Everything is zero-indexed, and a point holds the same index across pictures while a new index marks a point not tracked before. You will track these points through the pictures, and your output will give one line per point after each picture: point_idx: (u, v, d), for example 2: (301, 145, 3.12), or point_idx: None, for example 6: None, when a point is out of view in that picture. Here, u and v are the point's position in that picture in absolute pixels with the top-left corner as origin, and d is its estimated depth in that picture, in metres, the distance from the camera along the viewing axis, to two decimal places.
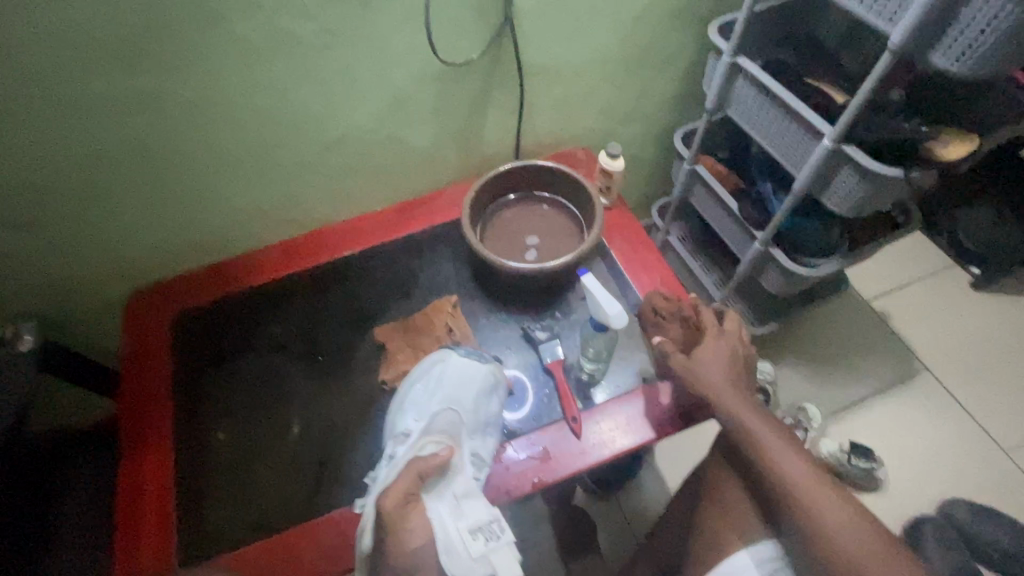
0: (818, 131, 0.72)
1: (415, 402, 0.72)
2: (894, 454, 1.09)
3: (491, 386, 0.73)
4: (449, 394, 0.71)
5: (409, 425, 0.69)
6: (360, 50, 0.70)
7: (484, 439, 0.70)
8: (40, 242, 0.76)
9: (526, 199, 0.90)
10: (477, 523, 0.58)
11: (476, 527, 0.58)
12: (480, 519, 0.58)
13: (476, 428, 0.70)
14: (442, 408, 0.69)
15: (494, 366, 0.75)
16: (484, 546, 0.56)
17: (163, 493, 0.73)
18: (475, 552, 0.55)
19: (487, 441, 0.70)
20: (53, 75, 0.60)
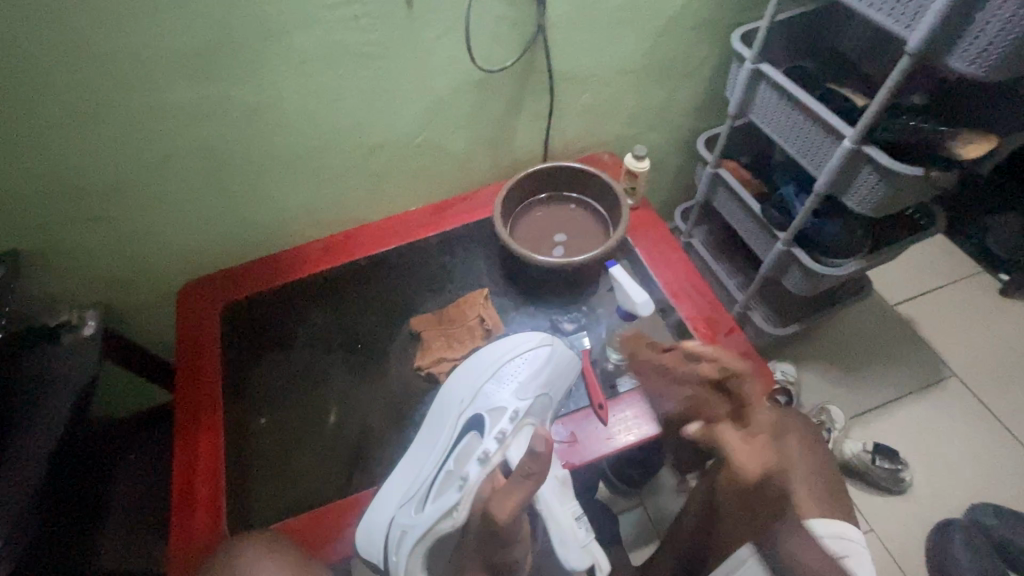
0: (839, 133, 0.75)
1: (513, 377, 0.79)
2: (919, 458, 1.09)
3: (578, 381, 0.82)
4: (545, 379, 0.78)
5: (510, 403, 0.77)
6: (404, 59, 0.76)
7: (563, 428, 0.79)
8: (107, 236, 0.82)
9: (554, 200, 0.94)
10: (579, 511, 0.70)
11: (578, 515, 0.69)
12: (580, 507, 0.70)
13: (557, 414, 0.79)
14: (540, 394, 0.77)
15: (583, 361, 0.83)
16: (587, 535, 0.68)
17: (213, 471, 0.78)
18: (580, 538, 0.67)
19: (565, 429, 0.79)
20: (133, 82, 0.67)
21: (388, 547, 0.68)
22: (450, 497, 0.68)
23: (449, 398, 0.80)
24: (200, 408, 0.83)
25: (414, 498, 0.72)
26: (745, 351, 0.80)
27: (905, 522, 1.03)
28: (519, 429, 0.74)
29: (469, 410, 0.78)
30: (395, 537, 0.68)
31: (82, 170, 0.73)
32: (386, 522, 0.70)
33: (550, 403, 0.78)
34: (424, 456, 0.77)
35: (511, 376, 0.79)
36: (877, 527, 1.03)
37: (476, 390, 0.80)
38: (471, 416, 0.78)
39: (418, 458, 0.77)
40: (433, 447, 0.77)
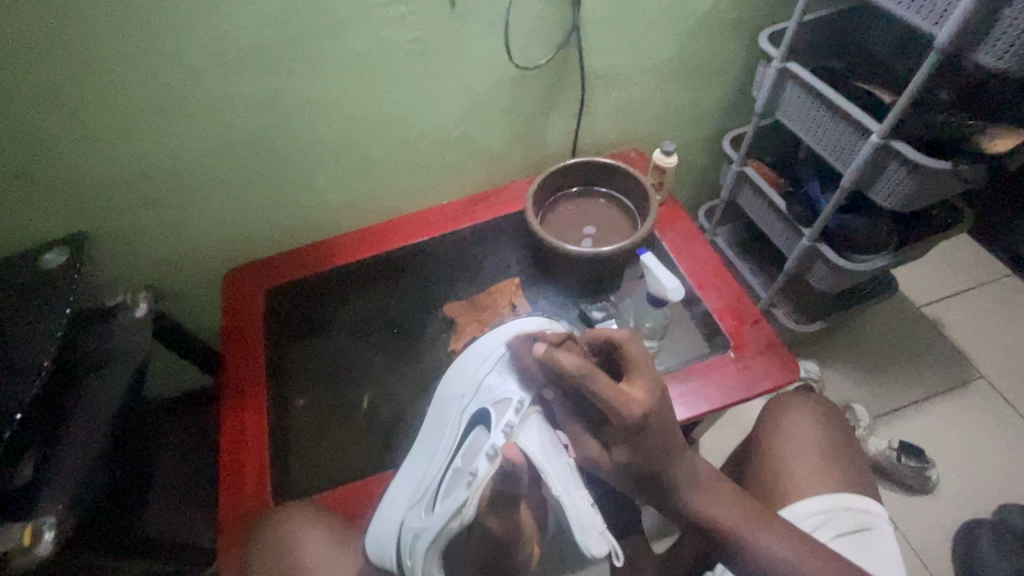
0: (866, 128, 0.77)
1: (514, 365, 0.75)
2: (946, 458, 1.09)
3: None
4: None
5: (515, 390, 0.73)
6: (445, 56, 0.80)
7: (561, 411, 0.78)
8: (162, 222, 0.88)
9: (583, 194, 0.97)
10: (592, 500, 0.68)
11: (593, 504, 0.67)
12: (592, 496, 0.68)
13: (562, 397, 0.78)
14: None
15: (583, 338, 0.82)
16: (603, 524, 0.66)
17: (259, 440, 0.82)
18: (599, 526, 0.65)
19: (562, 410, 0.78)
20: (196, 75, 0.72)
21: (403, 552, 0.66)
22: (458, 496, 0.64)
23: (452, 393, 0.78)
24: (240, 387, 0.87)
25: (426, 500, 0.70)
26: (771, 342, 0.82)
27: (932, 522, 1.03)
28: (527, 418, 0.71)
29: (473, 403, 0.75)
30: (405, 543, 0.66)
31: (145, 158, 0.79)
32: (397, 527, 0.69)
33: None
34: (431, 456, 0.75)
35: (512, 365, 0.76)
36: (903, 525, 1.03)
37: (478, 382, 0.76)
38: (474, 410, 0.75)
39: (424, 460, 0.76)
40: (440, 447, 0.75)
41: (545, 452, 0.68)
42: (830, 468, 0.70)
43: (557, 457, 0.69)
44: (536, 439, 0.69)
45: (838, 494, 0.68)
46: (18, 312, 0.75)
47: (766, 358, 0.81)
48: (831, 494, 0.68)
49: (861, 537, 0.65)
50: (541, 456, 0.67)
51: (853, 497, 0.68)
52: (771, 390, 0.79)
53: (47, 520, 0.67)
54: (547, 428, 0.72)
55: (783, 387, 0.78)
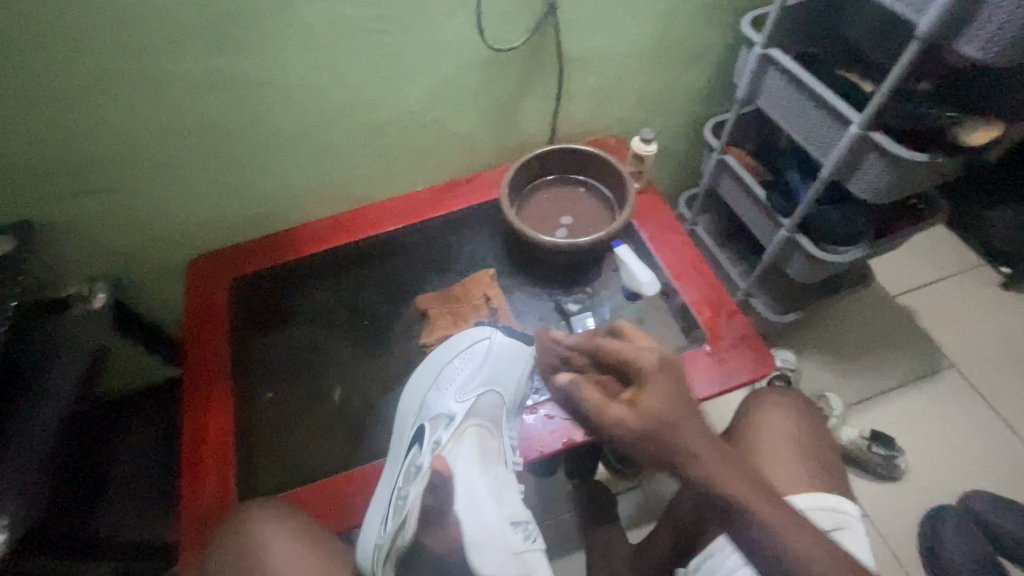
0: (845, 118, 0.76)
1: (452, 380, 0.78)
2: (914, 446, 1.11)
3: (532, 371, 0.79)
4: (487, 375, 0.77)
5: (450, 407, 0.75)
6: (414, 36, 0.76)
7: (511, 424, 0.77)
8: (116, 208, 0.83)
9: (561, 182, 0.94)
10: (517, 517, 0.64)
11: (517, 521, 0.63)
12: (518, 515, 0.65)
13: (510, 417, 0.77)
14: (485, 389, 0.76)
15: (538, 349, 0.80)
16: (521, 542, 0.61)
17: (222, 436, 0.80)
18: (513, 544, 0.60)
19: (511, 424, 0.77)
20: (144, 51, 0.67)
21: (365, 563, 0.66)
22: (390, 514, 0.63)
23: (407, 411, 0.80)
24: (203, 379, 0.85)
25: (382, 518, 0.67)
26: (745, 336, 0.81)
27: (900, 508, 1.05)
28: (461, 434, 0.71)
29: (417, 421, 0.76)
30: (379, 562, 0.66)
31: (93, 141, 0.74)
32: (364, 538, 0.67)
33: (502, 400, 0.76)
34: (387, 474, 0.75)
35: (450, 380, 0.78)
36: (873, 512, 1.05)
37: (422, 400, 0.78)
38: (415, 430, 0.75)
39: (386, 484, 0.73)
40: (391, 473, 0.74)
41: (469, 470, 0.67)
42: (804, 466, 0.70)
43: (481, 472, 0.67)
44: (463, 458, 0.68)
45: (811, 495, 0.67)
46: None
47: (742, 351, 0.80)
48: (807, 496, 0.67)
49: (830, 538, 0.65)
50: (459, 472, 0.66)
51: (827, 498, 0.67)
52: (746, 383, 0.78)
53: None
54: (480, 444, 0.71)
55: (758, 380, 0.78)
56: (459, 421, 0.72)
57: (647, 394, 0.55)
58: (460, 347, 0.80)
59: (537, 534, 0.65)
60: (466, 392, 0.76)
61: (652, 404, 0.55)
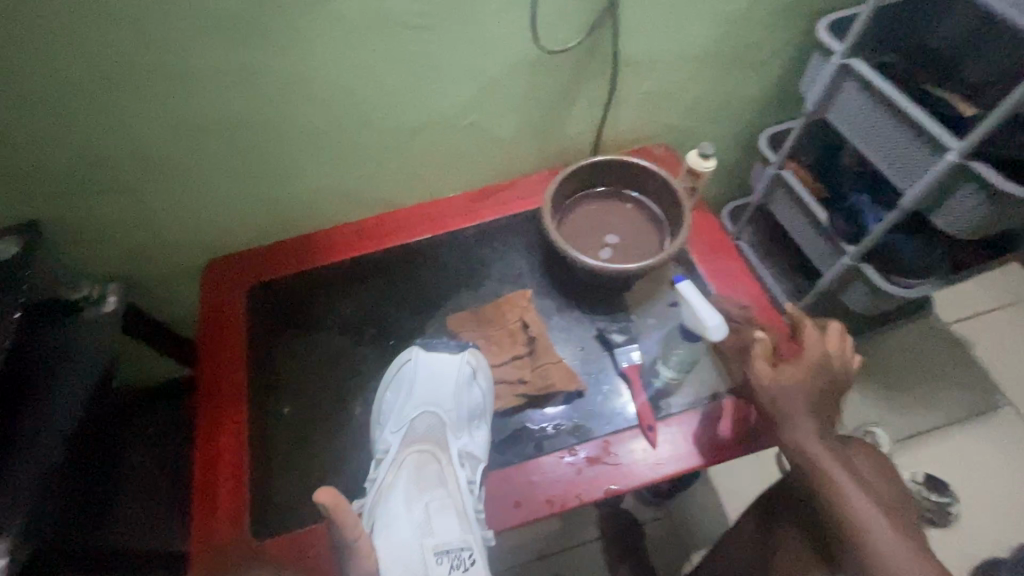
0: (938, 145, 0.67)
1: (387, 411, 0.76)
2: (964, 490, 1.04)
3: (469, 376, 0.77)
4: (421, 398, 0.76)
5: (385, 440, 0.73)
6: (458, 34, 0.69)
7: (472, 433, 0.74)
8: (128, 208, 0.77)
9: (606, 196, 0.87)
10: (445, 545, 0.63)
11: (444, 549, 0.62)
12: (449, 542, 0.63)
13: (459, 428, 0.75)
14: (420, 413, 0.75)
15: (469, 355, 0.79)
16: (447, 571, 0.61)
17: (235, 457, 0.77)
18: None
19: (475, 435, 0.74)
20: (163, 43, 0.61)
21: None
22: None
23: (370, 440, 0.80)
24: (222, 394, 0.81)
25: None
26: None
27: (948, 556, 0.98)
28: (397, 467, 0.71)
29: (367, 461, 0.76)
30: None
31: (106, 139, 0.68)
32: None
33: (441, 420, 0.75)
34: None
35: (385, 411, 0.76)
36: None
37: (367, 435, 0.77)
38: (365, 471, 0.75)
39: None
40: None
41: (399, 504, 0.67)
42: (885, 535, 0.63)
43: (411, 502, 0.67)
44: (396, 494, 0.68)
45: None
46: None
47: None
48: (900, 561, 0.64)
49: None
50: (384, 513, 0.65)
51: None
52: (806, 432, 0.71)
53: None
54: (414, 473, 0.70)
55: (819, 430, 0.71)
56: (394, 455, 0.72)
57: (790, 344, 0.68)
58: (388, 377, 0.78)
59: (475, 555, 0.63)
60: (402, 421, 0.75)
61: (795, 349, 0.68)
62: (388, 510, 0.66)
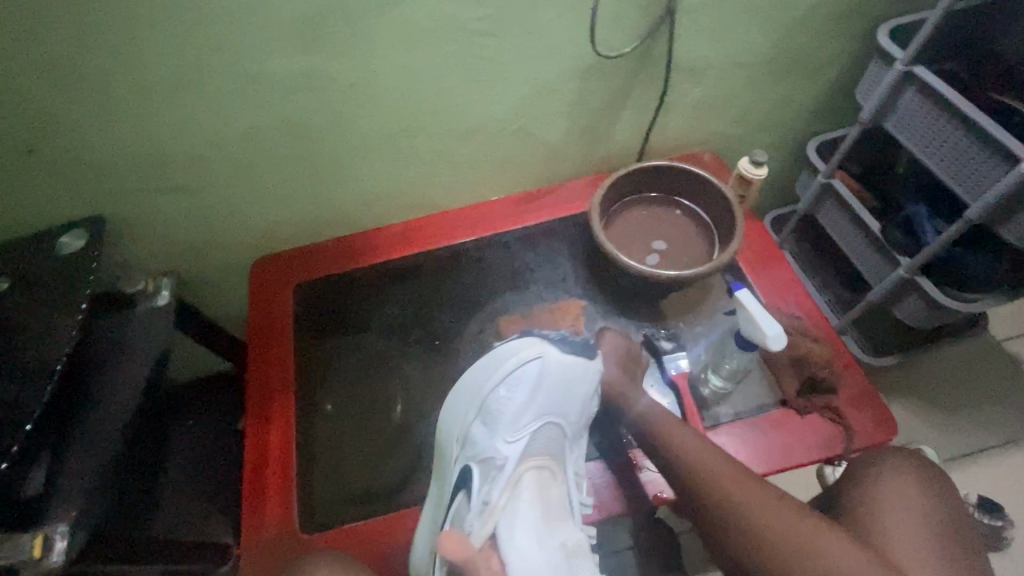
0: (1010, 154, 0.65)
1: (503, 413, 0.69)
2: (1019, 513, 0.99)
3: (592, 391, 0.73)
4: (545, 407, 0.70)
5: (501, 450, 0.68)
6: (514, 38, 0.69)
7: (579, 451, 0.74)
8: (186, 206, 0.79)
9: (655, 202, 0.86)
10: None
11: None
12: None
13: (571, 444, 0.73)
14: (541, 423, 0.70)
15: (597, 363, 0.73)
16: None
17: (285, 449, 0.79)
18: None
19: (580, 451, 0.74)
20: (232, 44, 0.62)
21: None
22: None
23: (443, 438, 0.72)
24: (270, 389, 0.82)
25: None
26: (860, 395, 0.71)
27: None
28: (517, 488, 0.67)
29: (459, 458, 0.69)
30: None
31: (171, 137, 0.70)
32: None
33: (561, 433, 0.72)
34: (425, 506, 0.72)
35: (500, 412, 0.70)
36: None
37: (463, 430, 0.70)
38: (458, 470, 0.68)
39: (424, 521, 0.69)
40: (430, 514, 0.69)
41: (529, 536, 0.63)
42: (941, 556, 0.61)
43: (540, 532, 0.64)
44: (519, 519, 0.64)
45: None
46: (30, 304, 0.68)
47: (859, 411, 0.70)
48: None
49: None
50: (512, 547, 0.61)
51: None
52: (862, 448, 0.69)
53: (57, 530, 0.63)
54: (540, 497, 0.67)
55: (877, 447, 0.69)
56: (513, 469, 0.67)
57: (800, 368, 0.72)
58: (500, 372, 0.70)
59: None
60: (519, 430, 0.69)
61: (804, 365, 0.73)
62: (517, 537, 0.62)
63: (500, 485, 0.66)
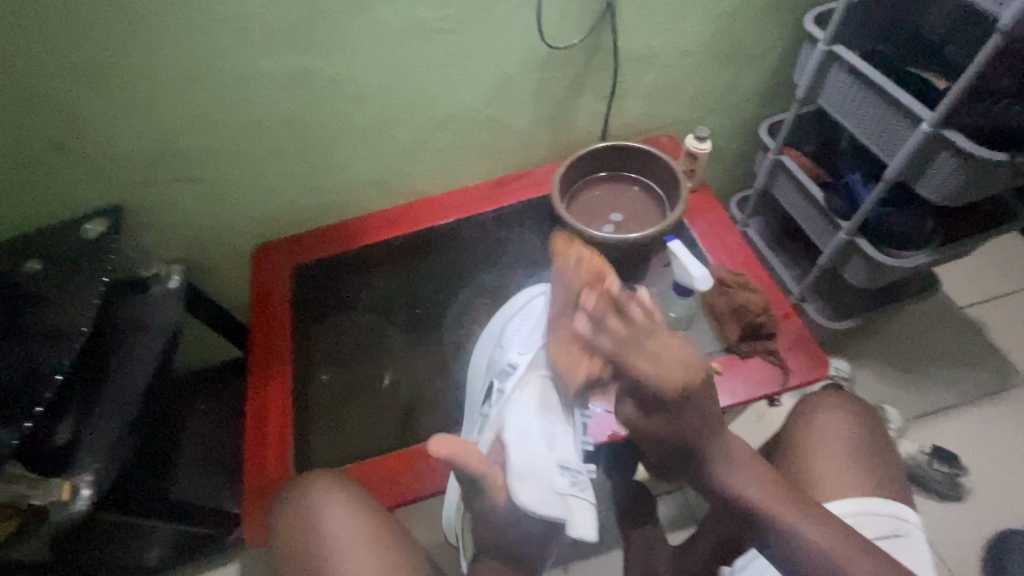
0: (915, 116, 0.73)
1: (513, 336, 0.79)
2: (981, 467, 1.04)
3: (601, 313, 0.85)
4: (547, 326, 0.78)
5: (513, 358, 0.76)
6: (476, 35, 0.79)
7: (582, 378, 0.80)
8: (192, 194, 0.88)
9: (614, 179, 0.95)
10: (566, 463, 0.67)
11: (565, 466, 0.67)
12: (568, 461, 0.68)
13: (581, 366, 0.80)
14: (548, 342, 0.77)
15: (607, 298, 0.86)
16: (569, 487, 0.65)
17: (281, 412, 0.84)
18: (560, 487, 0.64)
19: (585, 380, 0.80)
20: (230, 46, 0.73)
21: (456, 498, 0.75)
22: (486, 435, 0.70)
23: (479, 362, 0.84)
24: (265, 357, 0.88)
25: None
26: (798, 339, 0.80)
27: (961, 531, 0.99)
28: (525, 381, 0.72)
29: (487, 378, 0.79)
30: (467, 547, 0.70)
31: (178, 130, 0.80)
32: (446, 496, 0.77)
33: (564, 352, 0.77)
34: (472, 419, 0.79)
35: (518, 334, 0.79)
36: (932, 533, 0.99)
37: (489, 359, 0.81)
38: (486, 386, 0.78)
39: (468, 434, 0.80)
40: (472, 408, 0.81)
41: (528, 412, 0.70)
42: (863, 472, 0.69)
43: (537, 415, 0.70)
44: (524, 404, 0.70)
45: (871, 499, 0.67)
46: (59, 278, 0.77)
47: (795, 353, 0.79)
48: (858, 499, 0.67)
49: (888, 545, 0.64)
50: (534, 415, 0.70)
51: (884, 505, 0.66)
52: (799, 385, 0.77)
53: (83, 477, 0.70)
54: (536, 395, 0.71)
55: (814, 382, 0.77)
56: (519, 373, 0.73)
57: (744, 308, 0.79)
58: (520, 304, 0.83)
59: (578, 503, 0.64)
60: (529, 345, 0.76)
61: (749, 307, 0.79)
62: (518, 413, 0.69)
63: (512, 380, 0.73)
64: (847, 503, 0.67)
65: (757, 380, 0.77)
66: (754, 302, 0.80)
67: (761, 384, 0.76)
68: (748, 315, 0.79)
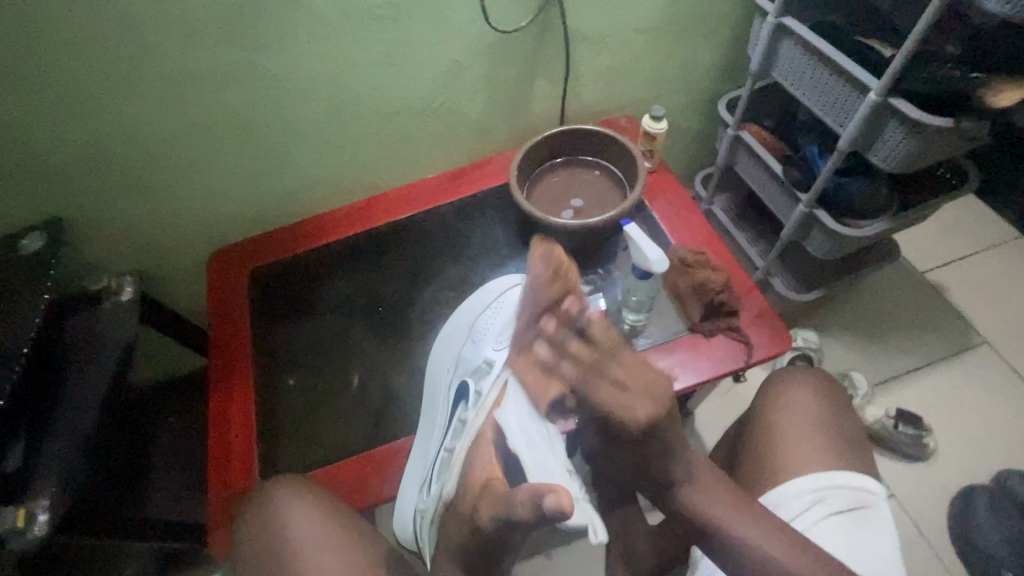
0: (864, 86, 0.73)
1: (486, 332, 0.77)
2: (944, 425, 1.07)
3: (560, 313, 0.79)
4: (521, 325, 0.75)
5: (487, 356, 0.73)
6: (419, 20, 0.77)
7: None
8: (136, 202, 0.85)
9: (571, 164, 0.95)
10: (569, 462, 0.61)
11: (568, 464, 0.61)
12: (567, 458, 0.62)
13: None
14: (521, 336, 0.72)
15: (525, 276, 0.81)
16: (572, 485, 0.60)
17: (247, 419, 0.83)
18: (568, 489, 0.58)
19: None
20: (159, 46, 0.69)
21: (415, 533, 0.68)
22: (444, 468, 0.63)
23: (437, 371, 0.81)
24: (224, 364, 0.87)
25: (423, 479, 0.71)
26: (760, 315, 0.81)
27: (928, 489, 1.02)
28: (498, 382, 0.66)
29: (454, 378, 0.76)
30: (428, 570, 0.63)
31: (114, 137, 0.76)
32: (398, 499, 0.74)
33: None
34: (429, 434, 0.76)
35: (485, 333, 0.77)
36: (899, 493, 1.02)
37: (457, 357, 0.79)
38: (458, 384, 0.75)
39: (425, 441, 0.76)
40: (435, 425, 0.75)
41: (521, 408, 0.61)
42: (825, 444, 0.71)
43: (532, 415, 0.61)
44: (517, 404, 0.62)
45: (833, 471, 0.68)
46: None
47: (759, 328, 0.80)
48: (821, 471, 0.68)
49: (851, 513, 0.66)
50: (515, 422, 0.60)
51: (844, 475, 0.67)
52: (765, 359, 0.78)
53: (39, 504, 0.67)
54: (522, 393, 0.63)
55: (777, 355, 0.78)
56: (495, 369, 0.68)
57: (705, 285, 0.80)
58: (490, 300, 0.81)
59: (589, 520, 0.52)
60: (504, 339, 0.73)
61: (711, 282, 0.80)
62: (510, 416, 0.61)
63: (491, 379, 0.67)
64: (808, 477, 0.68)
65: (722, 358, 0.77)
66: (717, 283, 0.80)
67: (726, 361, 0.77)
68: (706, 294, 0.80)
